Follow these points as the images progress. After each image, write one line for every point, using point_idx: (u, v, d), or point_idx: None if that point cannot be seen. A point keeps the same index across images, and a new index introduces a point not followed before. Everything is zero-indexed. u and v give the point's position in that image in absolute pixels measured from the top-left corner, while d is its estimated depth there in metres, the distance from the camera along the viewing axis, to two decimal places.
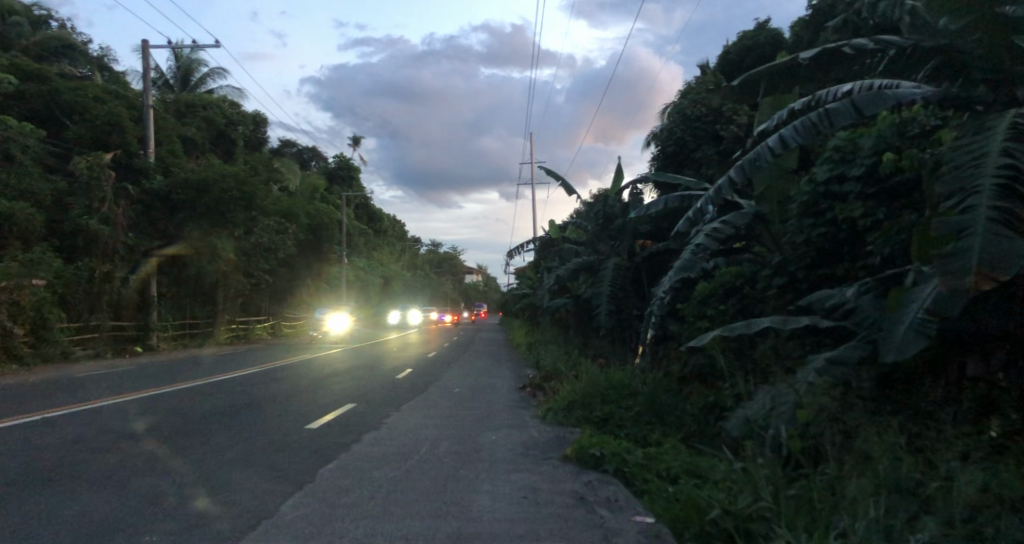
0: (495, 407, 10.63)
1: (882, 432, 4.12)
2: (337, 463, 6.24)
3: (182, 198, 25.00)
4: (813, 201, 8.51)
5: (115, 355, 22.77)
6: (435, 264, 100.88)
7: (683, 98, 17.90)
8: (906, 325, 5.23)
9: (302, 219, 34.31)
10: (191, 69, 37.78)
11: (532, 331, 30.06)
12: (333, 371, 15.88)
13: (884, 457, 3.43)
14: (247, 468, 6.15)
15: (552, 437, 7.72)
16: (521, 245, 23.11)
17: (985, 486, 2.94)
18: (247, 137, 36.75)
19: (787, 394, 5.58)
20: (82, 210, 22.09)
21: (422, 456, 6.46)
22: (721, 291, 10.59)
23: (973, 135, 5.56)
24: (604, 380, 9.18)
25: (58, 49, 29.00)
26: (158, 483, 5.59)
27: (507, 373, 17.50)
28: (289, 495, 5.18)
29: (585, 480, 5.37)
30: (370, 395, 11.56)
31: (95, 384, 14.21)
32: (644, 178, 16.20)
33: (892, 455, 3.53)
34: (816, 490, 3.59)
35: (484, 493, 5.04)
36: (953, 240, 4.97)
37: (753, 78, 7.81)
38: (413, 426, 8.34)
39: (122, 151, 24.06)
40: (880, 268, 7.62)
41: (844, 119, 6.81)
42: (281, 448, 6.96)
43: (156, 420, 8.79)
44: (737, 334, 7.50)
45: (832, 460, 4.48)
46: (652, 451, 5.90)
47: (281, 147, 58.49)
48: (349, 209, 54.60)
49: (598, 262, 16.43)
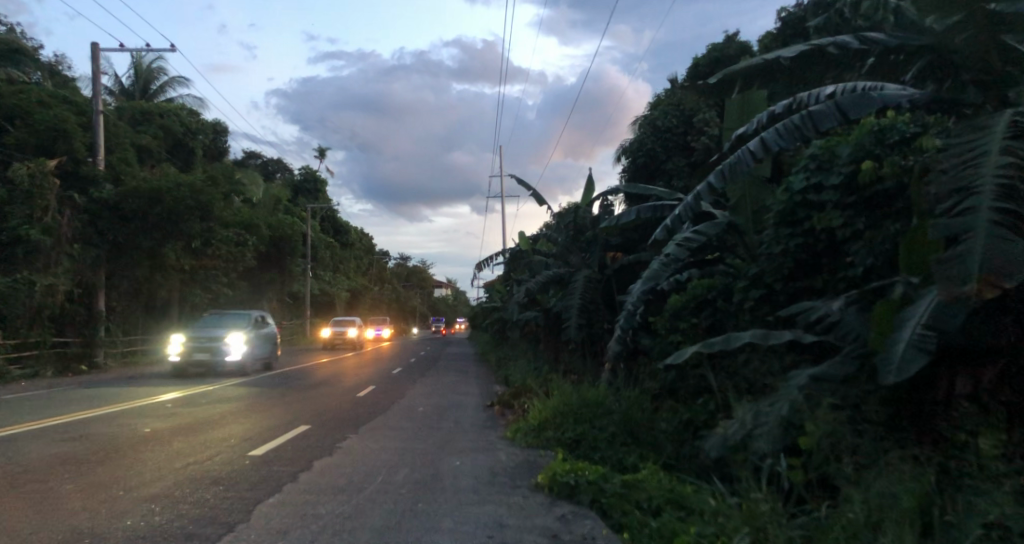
0: (460, 429, 10.00)
1: (895, 461, 3.70)
2: (279, 497, 5.54)
3: (133, 209, 23.12)
4: (788, 210, 8.24)
5: (56, 374, 21.36)
6: (403, 278, 100.03)
7: (653, 109, 17.74)
8: (904, 340, 4.94)
9: (264, 231, 33.13)
10: (150, 77, 36.47)
11: (501, 347, 29.44)
12: (288, 390, 15.10)
13: (912, 498, 2.95)
14: (175, 505, 5.34)
15: (521, 462, 7.17)
16: (489, 257, 22.63)
17: (1006, 519, 2.56)
18: (206, 146, 35.50)
19: (776, 414, 5.20)
20: (22, 219, 20.41)
21: (376, 488, 5.80)
22: (693, 304, 10.20)
23: (966, 137, 5.32)
24: (577, 399, 8.65)
25: (5, 54, 27.44)
26: (63, 525, 4.71)
27: (474, 390, 16.91)
28: (217, 537, 4.44)
29: (557, 513, 4.80)
30: (326, 416, 10.91)
31: (22, 407, 12.89)
32: (614, 189, 15.91)
33: (922, 492, 3.05)
34: (829, 530, 3.14)
35: (443, 531, 4.43)
36: (952, 244, 4.70)
37: (731, 76, 7.43)
38: (370, 452, 7.71)
39: (68, 158, 22.62)
40: (861, 279, 7.37)
41: (827, 121, 6.54)
42: (218, 480, 6.18)
43: (80, 448, 7.84)
44: (715, 349, 7.07)
45: (840, 490, 4.05)
46: (631, 478, 5.39)
47: (246, 159, 57.17)
48: (315, 221, 53.47)
49: (569, 275, 15.99)
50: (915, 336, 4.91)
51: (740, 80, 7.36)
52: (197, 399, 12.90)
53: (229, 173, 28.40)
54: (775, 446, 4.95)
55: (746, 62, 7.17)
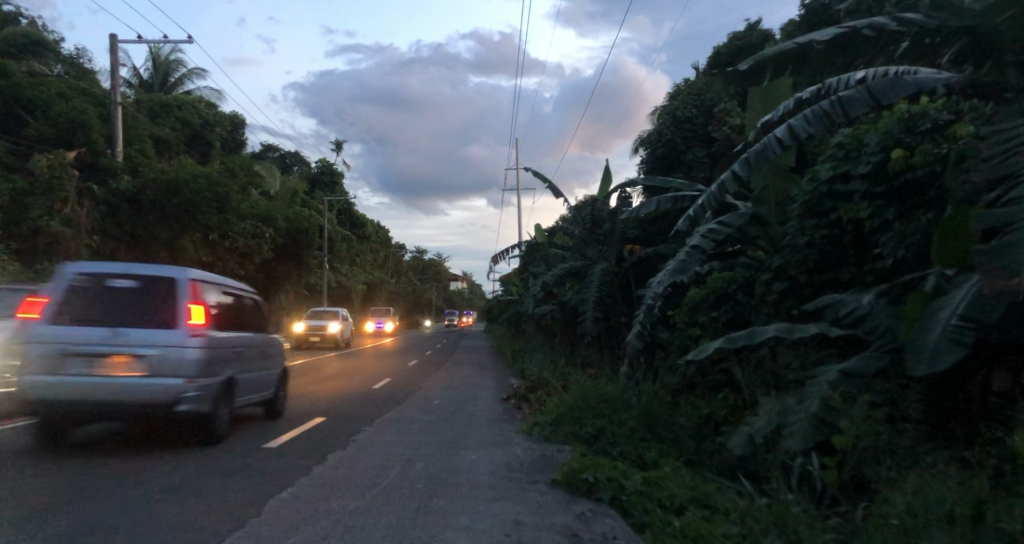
0: (474, 423, 9.89)
1: (936, 463, 3.50)
2: (292, 490, 5.47)
3: (151, 200, 23.30)
4: (814, 201, 7.98)
5: None
6: (419, 271, 100.61)
7: (672, 99, 17.43)
8: (937, 332, 4.76)
9: (281, 223, 33.30)
10: (169, 70, 36.74)
11: (516, 340, 29.37)
12: (304, 382, 15.08)
13: (964, 505, 2.76)
14: (189, 497, 5.28)
15: (538, 457, 7.02)
16: (505, 250, 22.49)
17: None
18: (224, 138, 35.71)
19: (803, 409, 5.03)
20: (42, 211, 20.57)
21: (390, 483, 5.71)
22: (713, 297, 9.96)
23: (1006, 121, 5.06)
24: (595, 393, 8.48)
25: (27, 47, 27.73)
26: (75, 517, 4.64)
27: (490, 384, 16.80)
28: (228, 529, 4.36)
29: (576, 511, 4.65)
30: (340, 409, 10.85)
31: None
32: (632, 181, 15.67)
33: (973, 496, 2.85)
34: (866, 534, 2.97)
35: (457, 529, 4.29)
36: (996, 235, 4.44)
37: (759, 61, 7.17)
38: (386, 446, 7.62)
39: (87, 150, 22.82)
40: (891, 271, 7.12)
41: (858, 107, 6.30)
42: (232, 473, 6.13)
43: (96, 439, 7.83)
44: (738, 344, 6.86)
45: (876, 493, 3.86)
46: (652, 476, 5.22)
47: (263, 152, 57.61)
48: (332, 214, 53.71)
49: (586, 268, 15.81)
50: (949, 328, 4.73)
51: (768, 64, 7.09)
52: None
53: (247, 166, 28.53)
54: (801, 442, 4.80)
55: (775, 46, 6.91)
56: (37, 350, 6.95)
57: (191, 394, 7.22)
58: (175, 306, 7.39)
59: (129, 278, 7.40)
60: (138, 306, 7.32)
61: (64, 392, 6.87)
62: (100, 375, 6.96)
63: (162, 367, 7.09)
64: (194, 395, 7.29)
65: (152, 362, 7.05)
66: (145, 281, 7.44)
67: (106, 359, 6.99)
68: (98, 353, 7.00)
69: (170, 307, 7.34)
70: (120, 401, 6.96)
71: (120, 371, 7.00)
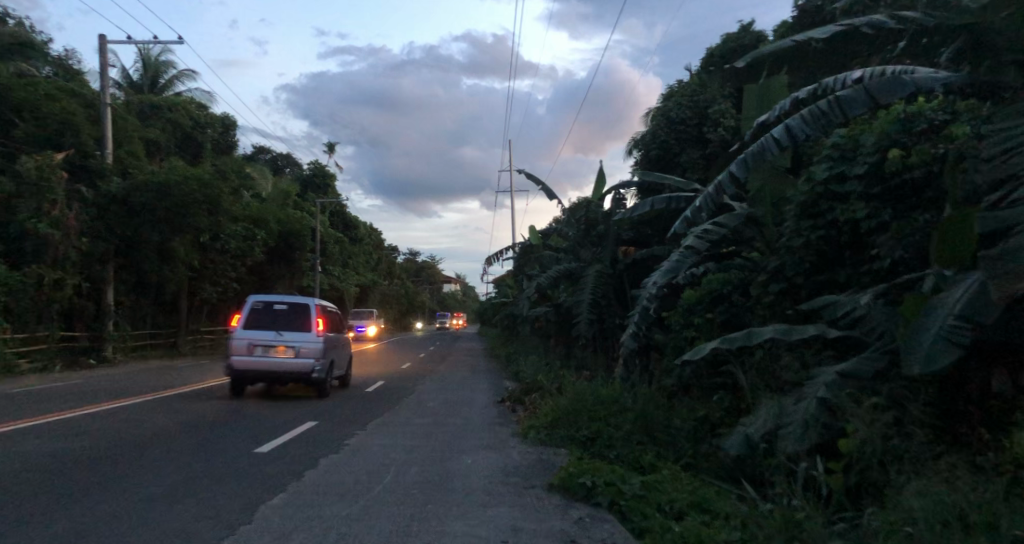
0: (469, 426, 9.80)
1: (943, 467, 3.43)
2: (283, 497, 5.35)
3: (141, 202, 23.08)
4: (810, 201, 7.93)
5: (65, 369, 21.37)
6: (412, 273, 100.50)
7: (666, 100, 17.42)
8: (935, 332, 4.70)
9: (273, 225, 33.08)
10: (159, 71, 36.46)
11: (511, 342, 29.29)
12: (295, 386, 14.92)
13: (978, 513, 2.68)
14: (178, 504, 5.16)
15: (534, 461, 6.93)
16: (499, 252, 22.42)
17: None
18: (215, 140, 35.45)
19: (801, 411, 4.97)
20: (30, 214, 20.25)
21: (383, 488, 5.61)
22: (707, 299, 9.90)
23: (1006, 120, 5.02)
24: (591, 396, 8.39)
25: (15, 48, 27.40)
26: (63, 525, 4.53)
27: (484, 386, 16.71)
28: (218, 537, 4.24)
29: (574, 517, 4.56)
30: (333, 412, 10.72)
31: (29, 402, 12.79)
32: (626, 182, 15.63)
33: (987, 502, 2.78)
34: (874, 540, 2.90)
35: (453, 536, 4.18)
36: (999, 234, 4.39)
37: (756, 59, 7.13)
38: (379, 451, 7.50)
39: (76, 151, 22.55)
40: (888, 272, 7.07)
41: (856, 107, 6.25)
42: (222, 479, 6.01)
43: (83, 445, 7.68)
44: (736, 345, 6.79)
45: (881, 497, 3.79)
46: (650, 480, 5.14)
47: (255, 154, 57.34)
48: (324, 216, 53.48)
49: (580, 269, 15.74)
50: (948, 328, 4.67)
51: (766, 62, 7.03)
52: (200, 395, 12.73)
53: (238, 168, 28.32)
54: (800, 444, 4.74)
55: (771, 45, 6.88)
56: (238, 342, 12.41)
57: (314, 371, 12.58)
58: (311, 315, 12.90)
59: (283, 303, 12.86)
60: (288, 319, 12.84)
61: (252, 365, 12.33)
62: (271, 356, 12.44)
63: (307, 350, 12.59)
64: (321, 366, 12.77)
65: (296, 351, 12.46)
66: (291, 305, 12.86)
67: (271, 348, 12.42)
68: (270, 345, 12.46)
69: (304, 320, 12.74)
70: (278, 372, 12.45)
71: (279, 356, 12.46)
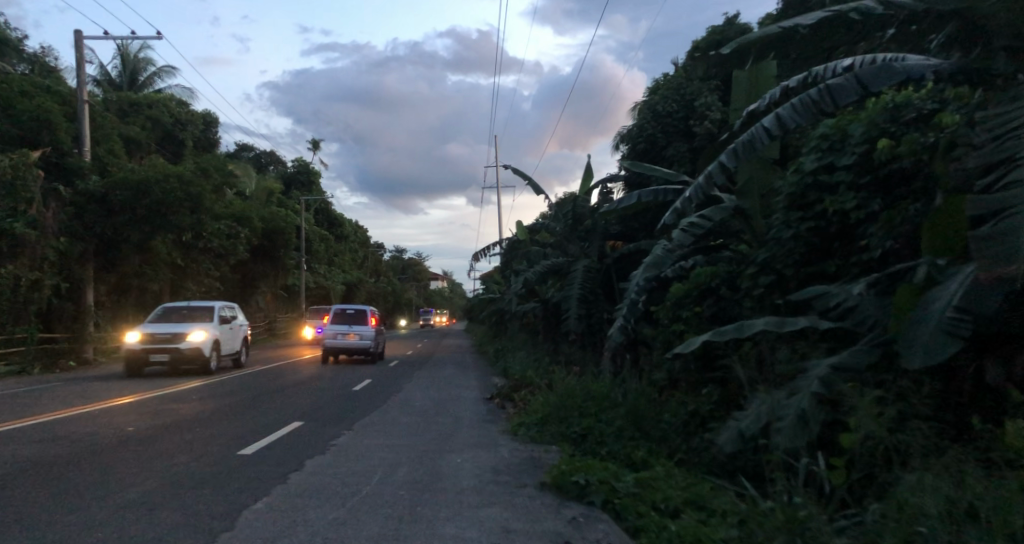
0: (457, 424, 9.68)
1: (946, 462, 3.34)
2: (267, 501, 5.17)
3: (120, 201, 22.62)
4: (799, 192, 7.88)
5: (43, 371, 20.92)
6: (398, 271, 100.12)
7: (652, 93, 17.34)
8: (931, 323, 4.64)
9: (257, 223, 32.64)
10: (138, 67, 35.79)
11: (498, 339, 29.21)
12: (280, 386, 14.70)
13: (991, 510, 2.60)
14: (156, 510, 4.96)
15: (524, 459, 6.82)
16: (486, 248, 22.29)
17: None
18: (196, 137, 34.88)
19: (794, 405, 4.91)
20: (6, 213, 19.73)
21: (371, 490, 5.45)
22: (695, 292, 9.83)
23: (1000, 106, 4.96)
24: (581, 392, 8.30)
25: None
26: (34, 533, 4.31)
27: (472, 384, 16.57)
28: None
29: (567, 516, 4.44)
30: (320, 412, 10.56)
31: (4, 406, 12.45)
32: (614, 176, 15.56)
33: (998, 499, 2.69)
34: (883, 538, 2.79)
35: (443, 539, 4.06)
36: (997, 222, 4.33)
37: (746, 45, 7.03)
38: (366, 451, 7.36)
39: (53, 149, 22.02)
40: (878, 263, 7.03)
41: (847, 95, 6.21)
42: (204, 483, 5.83)
43: (58, 449, 7.43)
44: (727, 339, 6.71)
45: (881, 492, 3.70)
46: (644, 477, 5.05)
47: (238, 151, 56.67)
48: (309, 214, 53.01)
49: (568, 264, 15.65)
50: (945, 319, 4.62)
51: (756, 48, 6.94)
52: (182, 397, 12.45)
53: (221, 165, 27.88)
54: (793, 439, 4.68)
55: (761, 31, 6.79)
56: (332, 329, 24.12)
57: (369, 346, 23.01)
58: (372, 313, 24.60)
59: (354, 308, 24.27)
60: (356, 319, 23.68)
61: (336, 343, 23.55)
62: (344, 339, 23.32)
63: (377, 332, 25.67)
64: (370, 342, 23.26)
65: (361, 336, 23.20)
66: (356, 311, 23.79)
67: (347, 334, 23.39)
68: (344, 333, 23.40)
69: (364, 319, 23.68)
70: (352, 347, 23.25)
71: (350, 339, 22.87)
